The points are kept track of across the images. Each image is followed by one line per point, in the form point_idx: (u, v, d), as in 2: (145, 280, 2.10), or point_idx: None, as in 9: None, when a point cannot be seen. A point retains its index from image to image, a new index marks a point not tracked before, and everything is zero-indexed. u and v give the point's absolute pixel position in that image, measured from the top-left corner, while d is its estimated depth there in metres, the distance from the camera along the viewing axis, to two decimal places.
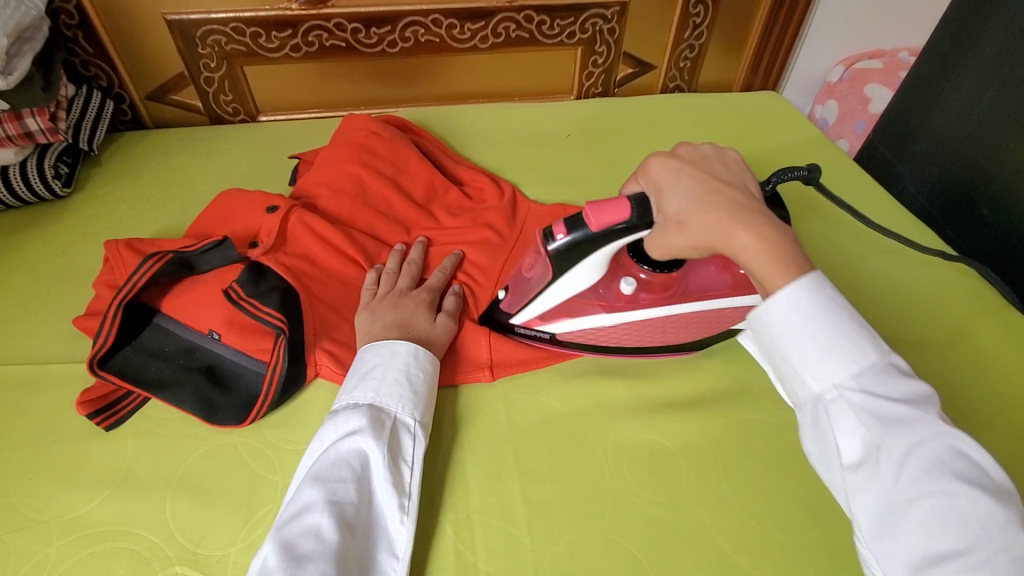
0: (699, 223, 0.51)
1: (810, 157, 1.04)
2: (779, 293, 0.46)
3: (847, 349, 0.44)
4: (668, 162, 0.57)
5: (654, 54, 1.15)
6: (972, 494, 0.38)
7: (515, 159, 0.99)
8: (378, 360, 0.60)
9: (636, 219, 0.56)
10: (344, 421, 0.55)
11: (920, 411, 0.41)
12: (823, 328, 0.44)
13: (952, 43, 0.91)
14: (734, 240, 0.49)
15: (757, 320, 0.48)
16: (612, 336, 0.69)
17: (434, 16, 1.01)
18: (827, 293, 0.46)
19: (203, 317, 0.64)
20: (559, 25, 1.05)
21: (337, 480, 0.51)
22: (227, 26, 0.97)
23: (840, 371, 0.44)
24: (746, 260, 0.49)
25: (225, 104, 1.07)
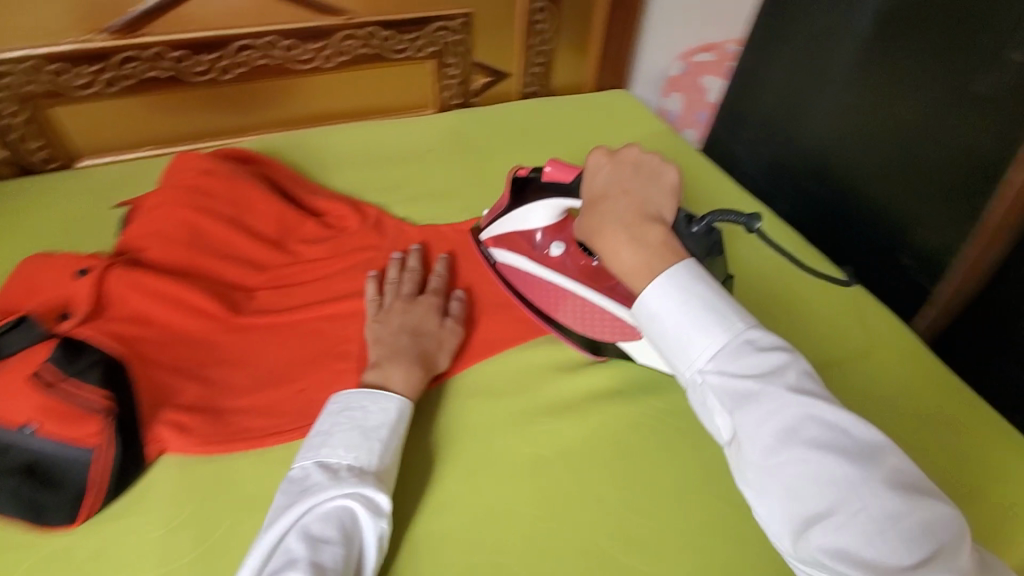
0: (594, 219, 0.57)
1: (660, 149, 1.10)
2: (643, 285, 0.51)
3: (702, 332, 0.47)
4: (603, 162, 0.62)
5: (507, 61, 1.16)
6: (829, 457, 0.42)
7: (376, 180, 0.96)
8: (381, 417, 0.58)
9: (572, 185, 0.67)
10: (354, 483, 0.52)
11: (769, 381, 0.44)
12: (681, 312, 0.48)
13: (763, 34, 0.99)
14: (603, 244, 0.55)
15: (636, 309, 0.52)
16: (535, 289, 0.75)
17: (269, 38, 0.95)
18: (682, 281, 0.49)
19: (12, 407, 0.54)
20: (405, 39, 1.04)
21: (331, 544, 0.48)
22: (25, 65, 0.86)
23: (698, 353, 0.47)
24: (609, 260, 0.54)
25: (34, 153, 0.94)
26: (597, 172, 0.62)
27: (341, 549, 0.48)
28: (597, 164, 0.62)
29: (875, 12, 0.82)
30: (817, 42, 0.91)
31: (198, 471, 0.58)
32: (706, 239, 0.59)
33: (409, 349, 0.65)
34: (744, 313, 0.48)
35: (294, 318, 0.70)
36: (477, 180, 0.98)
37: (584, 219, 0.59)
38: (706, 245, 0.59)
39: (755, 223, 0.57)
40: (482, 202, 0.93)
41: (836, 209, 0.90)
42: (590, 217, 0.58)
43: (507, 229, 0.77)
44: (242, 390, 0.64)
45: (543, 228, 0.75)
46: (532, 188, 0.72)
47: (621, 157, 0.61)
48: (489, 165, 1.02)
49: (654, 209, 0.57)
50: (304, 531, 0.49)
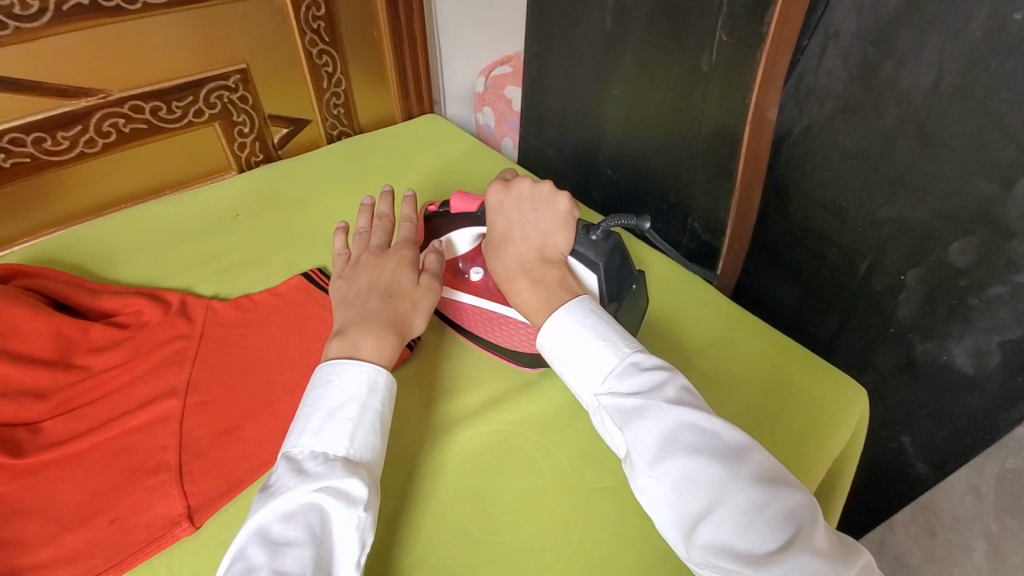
0: (501, 263, 0.65)
1: (476, 163, 1.12)
2: (546, 321, 0.60)
3: (596, 360, 0.56)
4: (504, 197, 0.67)
5: (304, 109, 1.13)
6: (701, 458, 0.47)
7: (178, 262, 0.88)
8: (347, 397, 0.55)
9: (481, 214, 0.70)
10: (320, 474, 0.49)
11: (650, 397, 0.52)
12: (579, 345, 0.57)
13: (537, 44, 1.07)
14: (508, 288, 0.64)
15: (542, 348, 0.61)
16: (465, 314, 0.74)
17: (9, 135, 0.84)
18: (577, 317, 0.59)
19: None
20: (179, 106, 0.97)
21: (294, 547, 0.45)
22: None
23: (597, 381, 0.56)
24: (514, 300, 0.64)
25: None
26: (501, 206, 0.67)
27: (307, 547, 0.46)
28: (498, 200, 0.68)
29: (614, 17, 0.91)
30: (578, 46, 0.99)
31: None
32: (607, 245, 0.65)
33: (372, 302, 0.64)
34: (636, 344, 0.57)
35: (93, 440, 0.62)
36: (294, 235, 0.94)
37: (491, 261, 0.67)
38: (609, 250, 0.64)
39: (643, 222, 0.64)
40: (302, 258, 0.89)
41: (634, 188, 0.99)
42: (495, 261, 0.66)
43: (458, 249, 0.74)
44: (38, 543, 0.55)
45: (464, 254, 0.74)
46: (441, 222, 0.74)
47: (515, 193, 0.67)
48: (306, 217, 0.98)
49: (550, 244, 0.65)
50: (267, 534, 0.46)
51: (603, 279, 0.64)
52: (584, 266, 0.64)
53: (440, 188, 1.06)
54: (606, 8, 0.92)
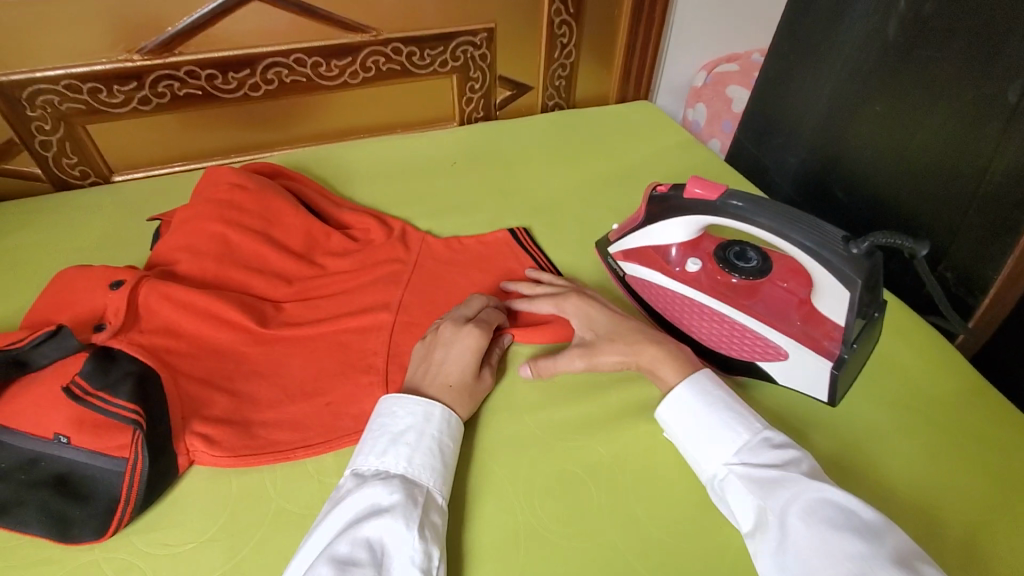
0: (623, 350, 0.64)
1: (686, 158, 1.08)
2: (670, 399, 0.59)
3: (726, 431, 0.55)
4: (574, 298, 0.70)
5: (530, 75, 1.17)
6: (843, 534, 0.45)
7: (400, 194, 0.96)
8: (411, 423, 0.56)
9: (722, 201, 0.63)
10: (378, 494, 0.50)
11: (788, 469, 0.50)
12: (703, 417, 0.56)
13: (790, 44, 0.99)
14: (659, 371, 0.62)
15: (663, 419, 0.59)
16: (670, 304, 0.71)
17: (297, 55, 0.97)
18: (706, 389, 0.58)
19: (47, 420, 0.55)
20: (429, 55, 1.05)
21: (361, 568, 0.45)
22: (60, 84, 0.88)
23: (726, 452, 0.54)
24: (663, 383, 0.62)
25: (71, 168, 0.96)
26: (571, 309, 0.69)
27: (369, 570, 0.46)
28: (580, 307, 0.69)
29: (902, 25, 0.81)
30: (844, 51, 0.90)
31: (225, 484, 0.58)
32: (870, 261, 0.55)
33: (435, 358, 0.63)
34: (764, 421, 0.56)
35: (320, 332, 0.70)
36: (501, 192, 0.98)
37: (608, 349, 0.65)
38: (871, 266, 0.56)
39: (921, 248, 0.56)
40: (506, 215, 0.92)
41: (868, 217, 0.88)
42: (612, 343, 0.65)
43: (636, 246, 0.74)
44: (268, 402, 0.64)
45: (680, 243, 0.71)
46: (671, 205, 0.68)
47: (593, 298, 0.70)
48: (512, 177, 1.01)
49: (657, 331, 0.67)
50: (328, 552, 0.46)
51: (856, 297, 0.56)
52: (837, 279, 0.56)
53: (646, 175, 1.03)
54: (893, 15, 0.82)
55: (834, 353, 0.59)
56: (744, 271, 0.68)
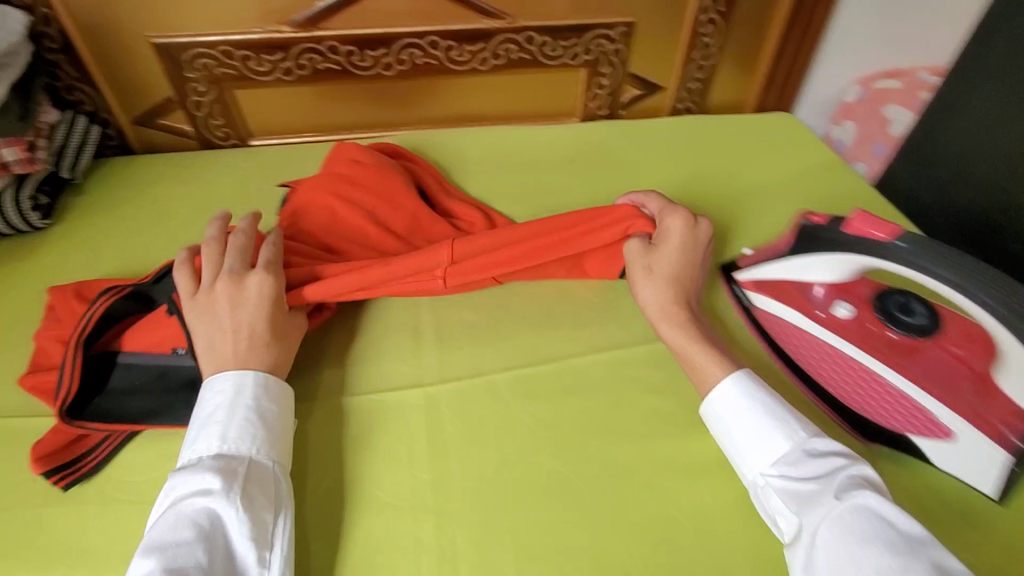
0: (656, 293, 0.65)
1: (829, 181, 0.97)
2: (715, 377, 0.59)
3: (766, 440, 0.54)
4: (679, 218, 0.70)
5: (664, 74, 1.10)
6: (876, 550, 0.43)
7: (514, 187, 0.94)
8: (221, 399, 0.56)
9: (897, 242, 0.56)
10: (193, 479, 0.51)
11: (826, 487, 0.49)
12: (742, 419, 0.55)
13: (972, 65, 0.85)
14: (662, 324, 0.64)
15: (707, 412, 0.58)
16: (809, 352, 0.64)
17: (432, 37, 0.97)
18: (751, 389, 0.57)
19: (167, 336, 0.65)
20: (562, 46, 1.01)
21: (185, 546, 0.48)
22: (217, 50, 0.93)
23: (765, 460, 0.53)
24: (664, 335, 0.63)
25: (216, 129, 1.02)
26: (671, 221, 0.70)
27: (194, 545, 0.48)
28: (677, 228, 0.69)
29: None
30: None
31: (320, 460, 0.61)
32: None
33: (227, 312, 0.61)
34: (809, 427, 0.54)
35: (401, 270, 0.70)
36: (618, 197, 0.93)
37: (641, 280, 0.67)
38: None
39: None
40: None
41: None
42: (652, 282, 0.66)
43: (775, 278, 0.68)
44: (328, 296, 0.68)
45: (829, 283, 0.65)
46: (828, 240, 0.62)
47: (694, 231, 0.69)
48: (632, 182, 0.96)
49: (695, 293, 0.67)
50: (153, 538, 0.49)
51: None
52: None
53: (780, 195, 0.94)
54: None
55: (1011, 440, 0.53)
56: (907, 325, 0.62)
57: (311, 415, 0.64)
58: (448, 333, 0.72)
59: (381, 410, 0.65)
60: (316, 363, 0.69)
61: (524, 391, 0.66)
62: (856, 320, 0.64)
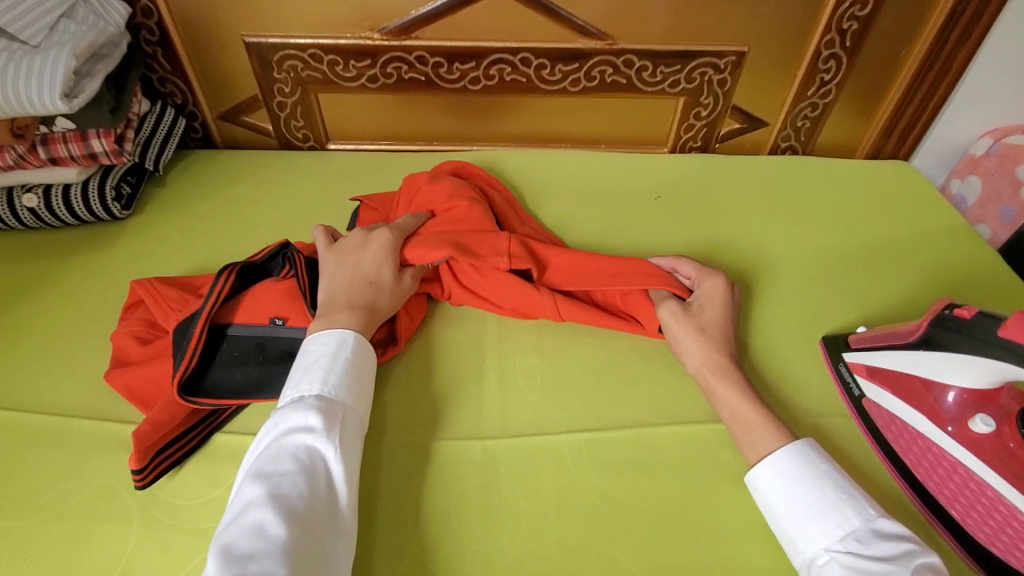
0: (704, 354, 0.63)
1: (954, 248, 0.85)
2: (763, 453, 0.56)
3: (826, 513, 0.51)
4: (713, 279, 0.69)
5: (769, 109, 1.00)
6: None
7: (595, 221, 0.88)
8: (322, 350, 0.59)
9: None
10: (296, 416, 0.53)
11: (900, 567, 0.46)
12: (797, 487, 0.53)
13: None
14: (715, 388, 0.62)
15: (751, 485, 0.56)
16: (925, 459, 0.57)
17: (524, 54, 0.91)
18: (811, 459, 0.54)
19: (274, 308, 0.66)
20: (662, 72, 0.94)
21: (287, 477, 0.49)
22: (306, 52, 0.91)
23: (828, 533, 0.50)
24: (719, 402, 0.61)
25: (296, 130, 1.01)
26: (700, 286, 0.69)
27: (295, 476, 0.49)
28: (713, 289, 0.68)
29: None
30: None
31: (370, 508, 0.57)
32: None
33: (348, 257, 0.67)
34: (875, 505, 0.52)
35: (475, 254, 0.70)
36: (709, 244, 0.85)
37: (690, 339, 0.65)
38: None
39: None
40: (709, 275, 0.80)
41: None
42: (699, 341, 0.64)
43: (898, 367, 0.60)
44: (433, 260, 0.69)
45: (966, 389, 0.55)
46: (973, 337, 0.53)
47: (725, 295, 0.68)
48: (725, 226, 0.87)
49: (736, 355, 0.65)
50: (255, 468, 0.50)
51: None
52: None
53: (894, 259, 0.84)
54: None
55: None
56: None
57: (366, 455, 0.61)
58: (513, 380, 0.67)
59: (437, 459, 0.60)
60: (375, 396, 0.66)
61: (590, 459, 0.60)
62: (996, 440, 0.54)
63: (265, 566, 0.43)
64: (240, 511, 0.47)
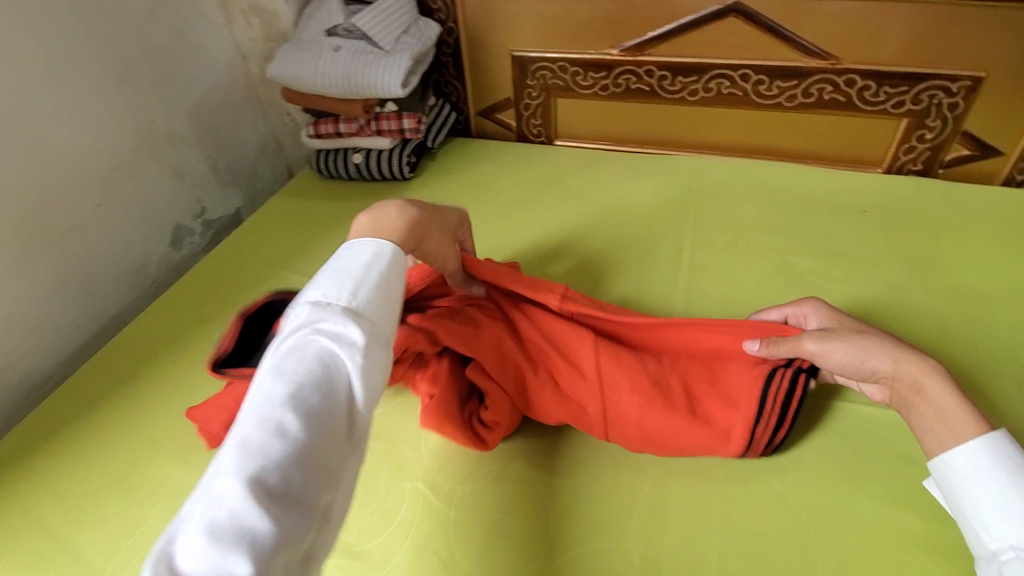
0: (888, 354, 0.60)
1: None
2: (948, 448, 0.56)
3: (1019, 513, 0.51)
4: (810, 302, 0.71)
5: (1009, 137, 0.96)
6: None
7: (790, 224, 0.94)
8: (358, 264, 0.56)
9: None
10: (323, 323, 0.50)
11: None
12: (987, 483, 0.53)
13: None
14: (927, 385, 0.58)
15: (933, 470, 0.57)
16: None
17: (744, 71, 1.02)
18: (1001, 457, 0.53)
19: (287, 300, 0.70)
20: (886, 92, 0.97)
21: (306, 380, 0.46)
22: (557, 64, 1.14)
23: (1015, 531, 0.51)
24: (928, 399, 0.58)
25: (533, 127, 1.25)
26: (810, 313, 0.70)
27: (314, 380, 0.47)
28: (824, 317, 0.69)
29: None
30: None
31: None
32: None
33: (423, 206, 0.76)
34: None
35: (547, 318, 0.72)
36: (911, 259, 0.86)
37: (859, 339, 0.62)
38: None
39: None
40: (909, 286, 0.82)
41: None
42: (866, 339, 0.61)
43: None
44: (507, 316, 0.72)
45: None
46: None
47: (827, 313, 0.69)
48: (933, 246, 0.87)
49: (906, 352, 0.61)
50: (274, 365, 0.48)
51: None
52: None
53: None
54: None
55: None
56: None
57: None
58: None
59: None
60: None
61: None
62: None
63: (280, 466, 0.42)
64: (256, 405, 0.45)
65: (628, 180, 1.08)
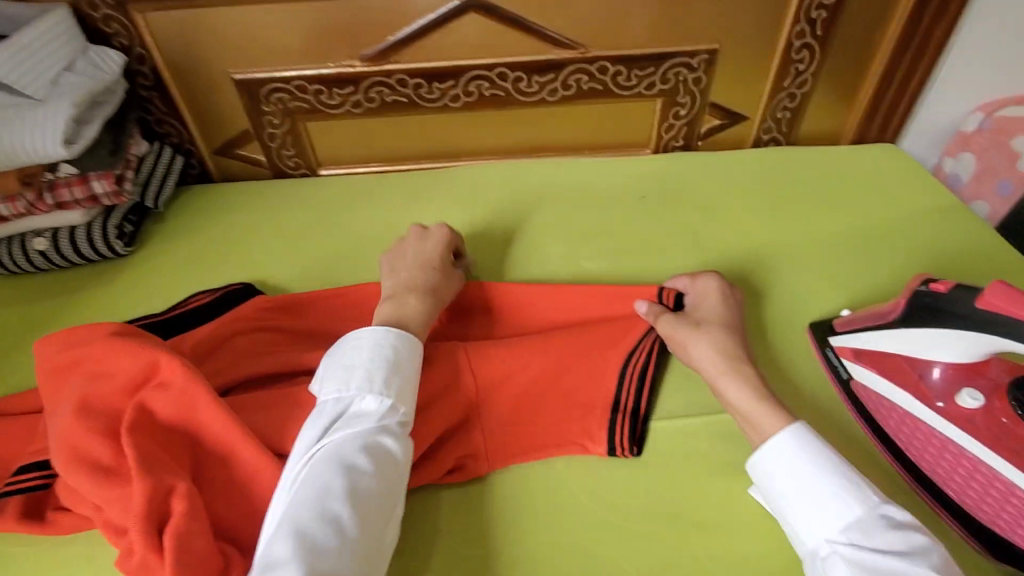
0: (707, 355, 0.64)
1: (945, 229, 0.85)
2: (766, 445, 0.57)
3: (834, 502, 0.52)
4: (706, 277, 0.73)
5: (748, 103, 1.01)
6: None
7: (580, 225, 0.89)
8: (399, 353, 0.60)
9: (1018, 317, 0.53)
10: (370, 420, 0.56)
11: (914, 560, 0.48)
12: (802, 478, 0.54)
13: None
14: (725, 385, 0.62)
15: (754, 472, 0.58)
16: (905, 432, 0.64)
17: (500, 69, 0.94)
18: (811, 448, 0.55)
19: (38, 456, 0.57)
20: (637, 75, 0.96)
21: (358, 478, 0.53)
22: (292, 84, 0.95)
23: (833, 524, 0.52)
24: (726, 397, 0.62)
25: (288, 159, 1.05)
26: (692, 288, 0.73)
27: (364, 477, 0.53)
28: (702, 295, 0.72)
29: None
30: None
31: None
32: None
33: (410, 252, 0.75)
34: (877, 490, 0.53)
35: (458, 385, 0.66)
36: (695, 240, 0.86)
37: (695, 341, 0.65)
38: None
39: None
40: (698, 269, 0.81)
41: None
42: (703, 340, 0.65)
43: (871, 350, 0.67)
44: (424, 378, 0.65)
45: (950, 364, 0.62)
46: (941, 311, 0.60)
47: (699, 292, 0.72)
48: (709, 222, 0.88)
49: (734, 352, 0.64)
50: (328, 457, 0.54)
51: None
52: None
53: (881, 243, 0.84)
54: None
55: None
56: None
57: None
58: None
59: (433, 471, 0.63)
60: None
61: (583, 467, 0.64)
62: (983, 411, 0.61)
63: (338, 560, 0.49)
64: (318, 496, 0.51)
65: (406, 205, 0.94)
